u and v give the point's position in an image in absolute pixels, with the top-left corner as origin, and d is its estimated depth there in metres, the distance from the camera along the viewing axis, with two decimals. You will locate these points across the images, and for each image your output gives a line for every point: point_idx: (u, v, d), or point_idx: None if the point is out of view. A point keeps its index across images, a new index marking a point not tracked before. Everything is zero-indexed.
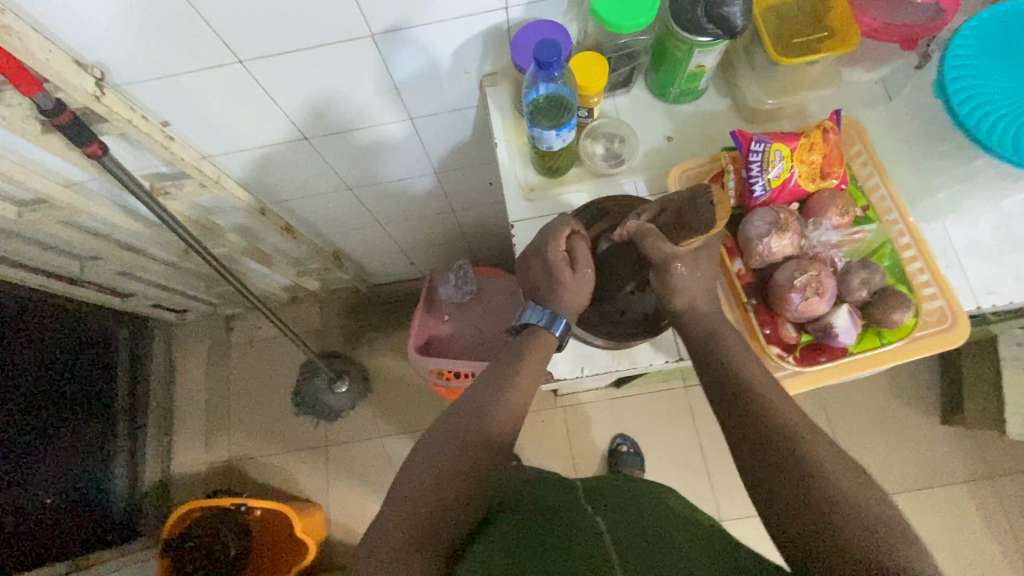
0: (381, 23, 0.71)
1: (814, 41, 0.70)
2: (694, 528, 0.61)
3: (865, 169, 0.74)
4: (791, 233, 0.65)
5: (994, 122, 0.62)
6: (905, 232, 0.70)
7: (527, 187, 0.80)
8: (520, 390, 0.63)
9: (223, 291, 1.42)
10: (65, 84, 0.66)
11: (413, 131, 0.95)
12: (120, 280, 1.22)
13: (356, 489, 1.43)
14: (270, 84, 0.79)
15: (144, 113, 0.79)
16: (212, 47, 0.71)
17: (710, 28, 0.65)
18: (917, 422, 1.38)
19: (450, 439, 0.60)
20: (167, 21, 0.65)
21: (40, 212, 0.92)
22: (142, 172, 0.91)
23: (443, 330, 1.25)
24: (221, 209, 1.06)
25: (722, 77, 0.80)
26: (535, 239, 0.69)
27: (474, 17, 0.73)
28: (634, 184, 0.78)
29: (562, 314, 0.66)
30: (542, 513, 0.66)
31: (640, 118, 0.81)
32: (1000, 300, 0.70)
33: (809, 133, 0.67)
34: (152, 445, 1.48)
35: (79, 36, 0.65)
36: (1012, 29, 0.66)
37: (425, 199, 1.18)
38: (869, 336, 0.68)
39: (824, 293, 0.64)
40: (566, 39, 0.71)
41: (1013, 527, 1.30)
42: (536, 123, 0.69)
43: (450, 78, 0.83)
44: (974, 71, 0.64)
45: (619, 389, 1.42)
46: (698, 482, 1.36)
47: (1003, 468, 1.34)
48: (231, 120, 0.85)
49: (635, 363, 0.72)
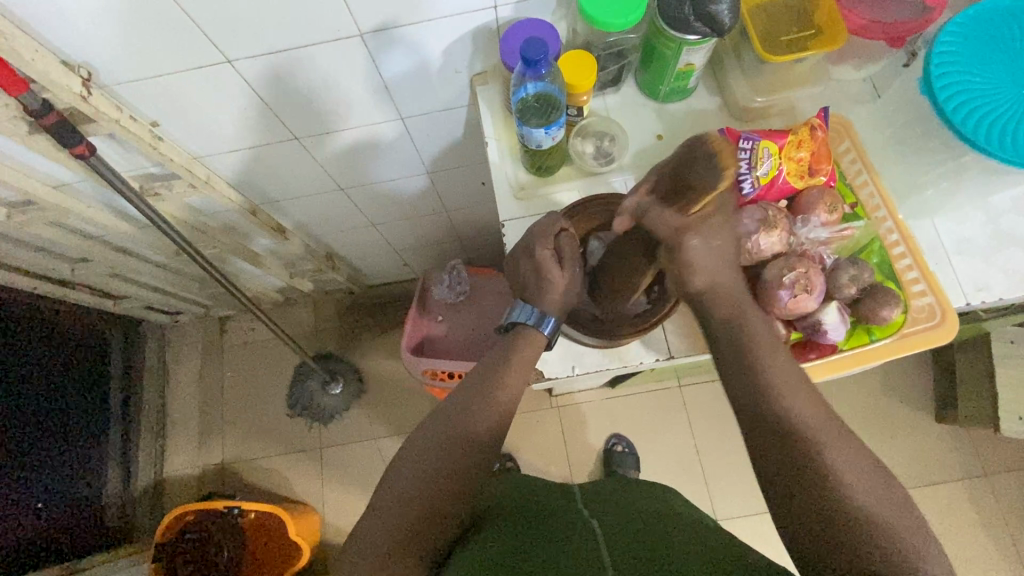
0: (369, 22, 0.71)
1: (801, 39, 0.71)
2: (687, 527, 0.61)
3: (853, 167, 0.74)
4: (779, 231, 0.65)
5: (979, 119, 0.62)
6: (893, 229, 0.70)
7: (517, 186, 0.80)
8: (509, 388, 0.63)
9: (216, 293, 1.42)
10: (50, 84, 0.65)
11: (403, 131, 0.95)
12: (111, 282, 1.21)
13: (351, 490, 1.43)
14: (259, 84, 0.79)
15: (132, 113, 0.79)
16: (199, 47, 0.70)
17: (698, 26, 0.65)
18: (910, 419, 1.38)
19: (437, 442, 0.59)
20: (154, 20, 0.65)
21: (28, 214, 0.91)
22: (131, 172, 0.91)
23: (437, 330, 1.24)
24: (212, 210, 1.06)
25: (711, 75, 0.81)
26: (524, 237, 0.68)
27: (463, 16, 0.73)
28: (624, 182, 0.78)
29: (551, 312, 0.65)
30: (529, 513, 0.66)
31: (629, 117, 0.81)
32: (989, 296, 0.70)
33: (796, 130, 0.67)
34: (144, 448, 1.47)
35: (65, 36, 0.65)
36: (997, 25, 0.66)
37: (418, 200, 1.18)
38: (858, 334, 0.68)
39: (813, 289, 0.64)
40: (554, 38, 0.72)
41: (1007, 524, 1.31)
42: (525, 122, 0.69)
43: (440, 77, 0.83)
44: (960, 67, 0.64)
45: (613, 388, 1.42)
46: (692, 481, 1.36)
47: (995, 466, 1.34)
48: (220, 120, 0.84)
49: (625, 361, 0.72)
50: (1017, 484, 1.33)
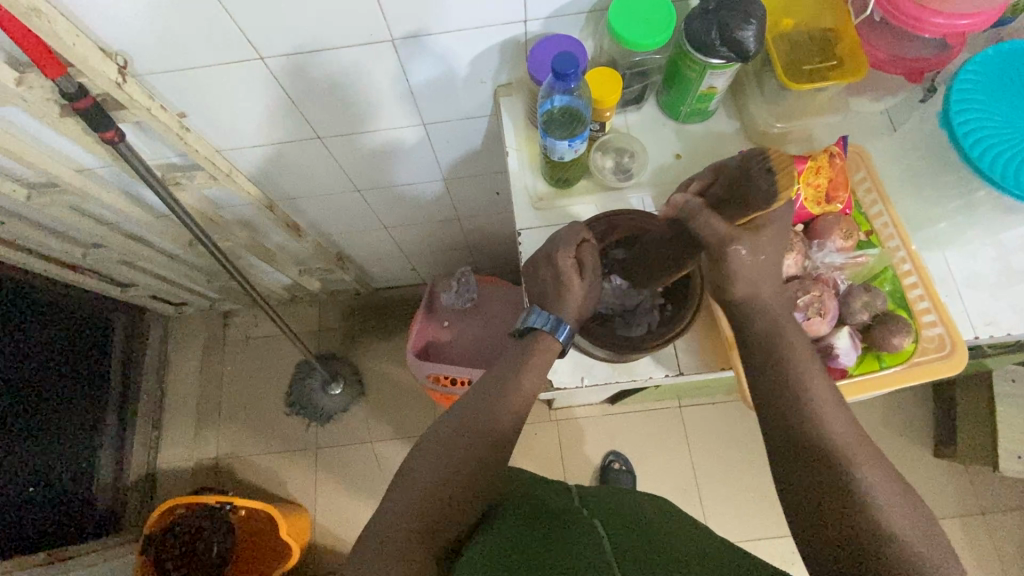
0: (402, 29, 0.72)
1: (822, 69, 0.72)
2: (689, 535, 0.62)
3: (868, 197, 0.75)
4: (794, 254, 0.66)
5: (996, 157, 0.64)
6: (906, 259, 0.71)
7: (535, 196, 0.81)
8: (522, 393, 0.64)
9: (224, 287, 1.43)
10: (89, 70, 0.67)
11: (424, 137, 0.96)
12: (121, 269, 1.22)
13: (345, 493, 1.42)
14: (288, 82, 0.80)
15: (163, 103, 0.80)
16: (234, 41, 0.72)
17: (724, 50, 0.66)
18: (911, 452, 1.38)
19: (448, 441, 0.60)
20: (193, 15, 0.67)
21: (49, 196, 0.92)
22: (155, 161, 0.92)
23: (442, 336, 1.25)
24: (231, 203, 1.07)
25: (731, 99, 0.82)
26: (544, 246, 0.69)
27: (492, 28, 0.74)
28: (641, 199, 0.79)
29: (567, 321, 0.65)
30: (535, 512, 0.66)
31: (650, 134, 0.82)
32: (998, 330, 0.71)
33: (816, 156, 0.68)
34: (140, 438, 1.46)
35: (105, 23, 0.66)
36: (1013, 67, 0.68)
37: (432, 205, 1.19)
38: (868, 360, 0.69)
39: (826, 313, 0.65)
40: (582, 53, 0.73)
41: (1003, 563, 1.31)
42: (549, 134, 0.71)
43: (465, 87, 0.85)
44: (978, 105, 0.65)
45: (614, 405, 1.43)
46: (689, 503, 1.36)
47: (993, 504, 1.34)
48: (246, 116, 0.86)
49: (634, 375, 0.72)
50: (1014, 525, 1.33)
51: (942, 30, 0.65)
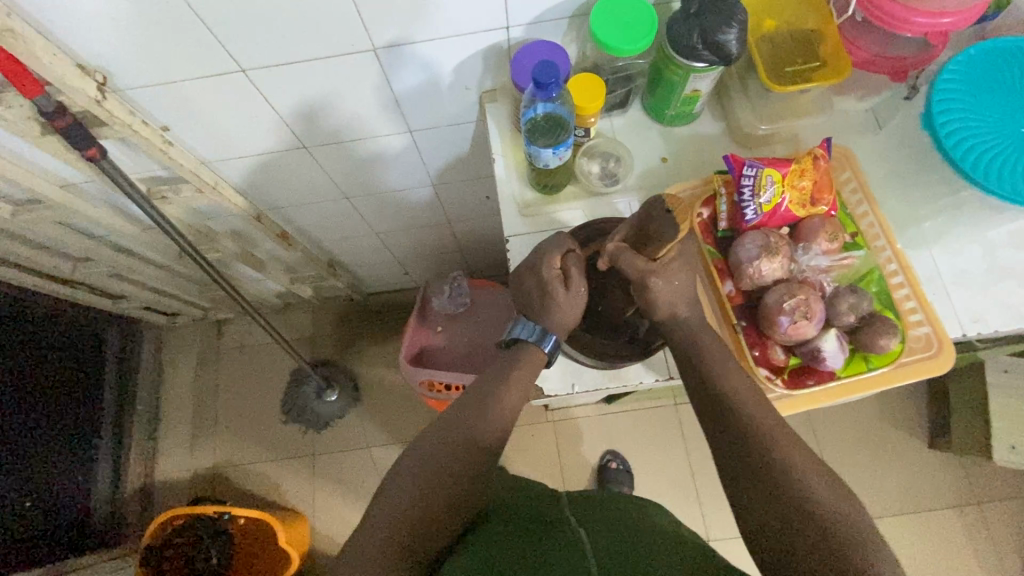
0: (383, 38, 0.72)
1: (806, 70, 0.72)
2: (672, 543, 0.62)
3: (854, 197, 0.75)
4: (780, 257, 0.66)
5: (978, 156, 0.64)
6: (892, 258, 0.72)
7: (522, 203, 0.81)
8: (509, 403, 0.64)
9: (216, 296, 1.42)
10: (66, 88, 0.66)
11: (411, 144, 0.96)
12: (111, 281, 1.21)
13: (342, 498, 1.42)
14: (271, 93, 0.80)
15: (144, 118, 0.80)
16: (214, 54, 0.71)
17: (705, 54, 0.66)
18: (905, 444, 1.39)
19: (433, 454, 0.60)
20: (173, 30, 0.66)
21: (34, 212, 0.92)
22: (139, 175, 0.92)
23: (434, 342, 1.25)
24: (218, 215, 1.06)
25: (717, 101, 0.82)
26: (530, 256, 0.69)
27: (474, 35, 0.74)
28: (628, 204, 0.79)
29: (552, 330, 0.66)
30: (522, 520, 0.67)
31: (636, 139, 0.82)
32: (985, 327, 0.72)
33: (800, 160, 0.68)
34: (135, 449, 1.46)
35: (84, 41, 0.66)
36: (995, 66, 0.68)
37: (423, 210, 1.19)
38: (855, 361, 0.68)
39: (813, 316, 0.65)
40: (563, 60, 0.73)
41: (998, 552, 1.31)
42: (533, 142, 0.70)
43: (450, 94, 0.84)
44: (960, 106, 0.65)
45: (609, 404, 1.43)
46: (686, 500, 1.37)
47: (988, 494, 1.35)
48: (231, 127, 0.85)
49: (625, 381, 0.72)
50: (1008, 514, 1.33)
51: (923, 29, 0.65)
